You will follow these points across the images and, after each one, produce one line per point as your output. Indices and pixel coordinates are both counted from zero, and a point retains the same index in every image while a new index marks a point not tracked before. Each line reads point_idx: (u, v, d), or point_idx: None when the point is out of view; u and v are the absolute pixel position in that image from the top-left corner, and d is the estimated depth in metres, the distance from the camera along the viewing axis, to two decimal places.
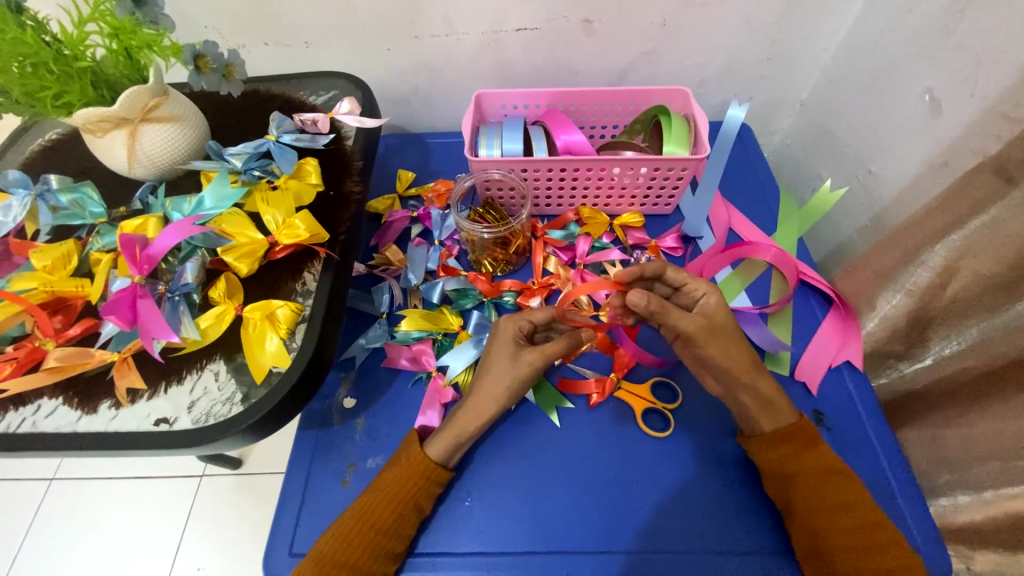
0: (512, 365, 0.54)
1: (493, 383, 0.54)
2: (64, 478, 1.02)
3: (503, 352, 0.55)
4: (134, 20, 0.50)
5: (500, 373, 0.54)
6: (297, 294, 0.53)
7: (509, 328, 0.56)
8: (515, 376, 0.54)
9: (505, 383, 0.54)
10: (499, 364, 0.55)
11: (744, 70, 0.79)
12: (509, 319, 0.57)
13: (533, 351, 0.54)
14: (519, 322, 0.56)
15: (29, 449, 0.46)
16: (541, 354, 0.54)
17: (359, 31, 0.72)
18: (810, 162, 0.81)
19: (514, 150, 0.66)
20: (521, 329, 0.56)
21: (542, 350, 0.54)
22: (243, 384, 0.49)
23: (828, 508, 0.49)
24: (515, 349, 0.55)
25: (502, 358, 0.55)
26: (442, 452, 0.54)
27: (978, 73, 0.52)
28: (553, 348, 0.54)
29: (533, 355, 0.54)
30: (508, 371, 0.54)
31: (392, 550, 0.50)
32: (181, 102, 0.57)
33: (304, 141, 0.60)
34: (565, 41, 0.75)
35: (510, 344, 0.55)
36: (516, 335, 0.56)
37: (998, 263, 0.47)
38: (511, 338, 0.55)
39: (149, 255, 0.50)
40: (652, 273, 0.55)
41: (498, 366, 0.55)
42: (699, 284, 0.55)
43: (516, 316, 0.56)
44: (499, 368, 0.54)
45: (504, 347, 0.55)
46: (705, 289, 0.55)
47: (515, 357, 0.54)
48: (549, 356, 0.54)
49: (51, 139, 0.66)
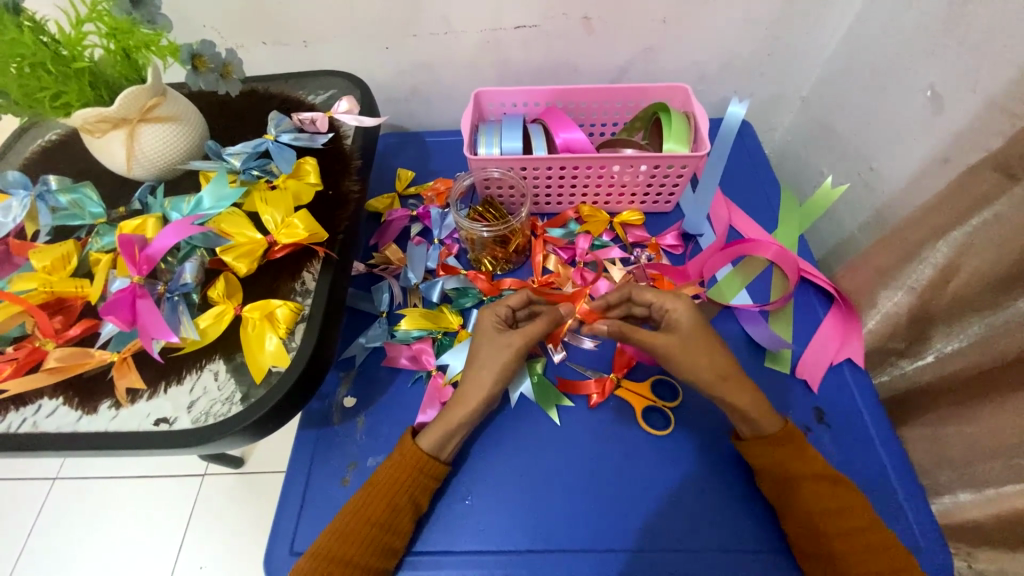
0: (494, 350, 0.55)
1: (477, 368, 0.55)
2: (67, 477, 1.02)
3: (483, 337, 0.56)
4: (131, 19, 0.49)
5: (483, 358, 0.55)
6: (297, 294, 0.53)
7: (488, 318, 0.57)
8: (498, 359, 0.54)
9: (489, 366, 0.54)
10: (481, 349, 0.55)
11: (745, 66, 0.78)
12: (487, 309, 0.58)
13: (513, 333, 0.55)
14: (497, 309, 0.57)
15: (30, 449, 0.46)
16: (522, 335, 0.55)
17: (358, 30, 0.72)
18: (811, 158, 0.81)
19: (513, 148, 0.66)
20: (500, 316, 0.57)
21: (523, 331, 0.55)
22: (243, 384, 0.49)
23: (830, 507, 0.49)
24: (495, 334, 0.56)
25: (484, 343, 0.56)
26: (432, 442, 0.53)
27: (980, 69, 0.52)
28: (531, 330, 0.55)
29: (514, 335, 0.55)
30: (489, 353, 0.55)
31: (391, 546, 0.50)
32: (179, 102, 0.57)
33: (303, 141, 0.61)
34: (564, 39, 0.74)
35: (491, 331, 0.56)
36: (495, 323, 0.56)
37: (998, 260, 0.47)
38: (490, 325, 0.56)
39: (148, 255, 0.50)
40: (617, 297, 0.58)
41: (481, 352, 0.55)
42: (668, 298, 0.56)
43: (492, 305, 0.57)
44: (481, 354, 0.55)
45: (484, 334, 0.56)
46: (674, 303, 0.56)
47: (495, 339, 0.55)
48: (529, 337, 0.55)
49: (50, 140, 0.66)
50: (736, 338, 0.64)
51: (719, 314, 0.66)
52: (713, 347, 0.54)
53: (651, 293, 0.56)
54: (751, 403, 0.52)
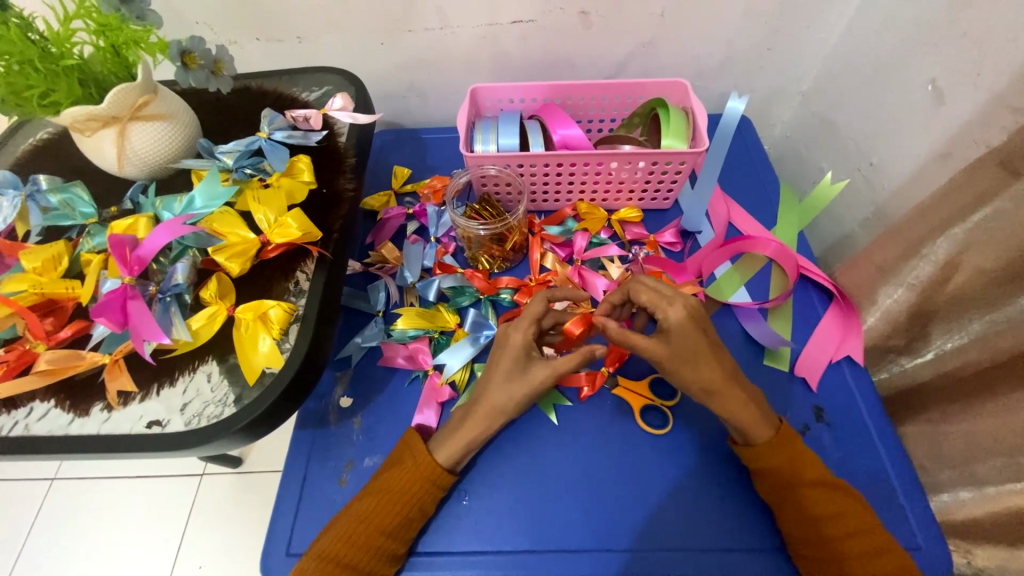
0: (523, 378, 0.53)
1: (501, 395, 0.53)
2: (65, 477, 1.02)
3: (512, 368, 0.53)
4: (120, 16, 0.49)
5: (510, 388, 0.52)
6: (290, 294, 0.52)
7: (519, 338, 0.53)
8: (528, 390, 0.52)
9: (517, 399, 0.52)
10: (508, 379, 0.53)
11: (744, 60, 0.78)
12: (516, 328, 0.54)
13: (543, 367, 0.52)
14: (527, 331, 0.54)
15: (22, 453, 0.46)
16: (553, 370, 0.52)
17: (353, 25, 0.71)
18: (810, 154, 0.80)
19: (509, 145, 0.65)
20: (530, 337, 0.54)
21: (552, 364, 0.52)
22: (237, 385, 0.48)
23: (829, 509, 0.48)
24: (523, 364, 0.53)
25: (511, 374, 0.53)
26: (451, 457, 0.53)
27: (983, 63, 0.51)
28: (562, 365, 0.52)
29: (544, 369, 0.52)
30: (519, 386, 0.53)
31: (393, 552, 0.50)
32: (170, 100, 0.56)
33: (297, 139, 0.60)
34: (561, 34, 0.74)
35: (520, 356, 0.53)
36: (526, 345, 0.53)
37: (1001, 257, 0.46)
38: (520, 350, 0.53)
39: (139, 256, 0.48)
40: (620, 300, 0.56)
41: (506, 377, 0.53)
42: (665, 300, 0.52)
43: (522, 325, 0.54)
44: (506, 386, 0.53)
45: (513, 359, 0.53)
46: (670, 304, 0.51)
47: (526, 371, 0.53)
48: (559, 373, 0.52)
49: (42, 138, 0.65)
50: (735, 336, 0.63)
51: (718, 312, 0.65)
52: (714, 355, 0.51)
53: (645, 296, 0.53)
54: (749, 407, 0.51)
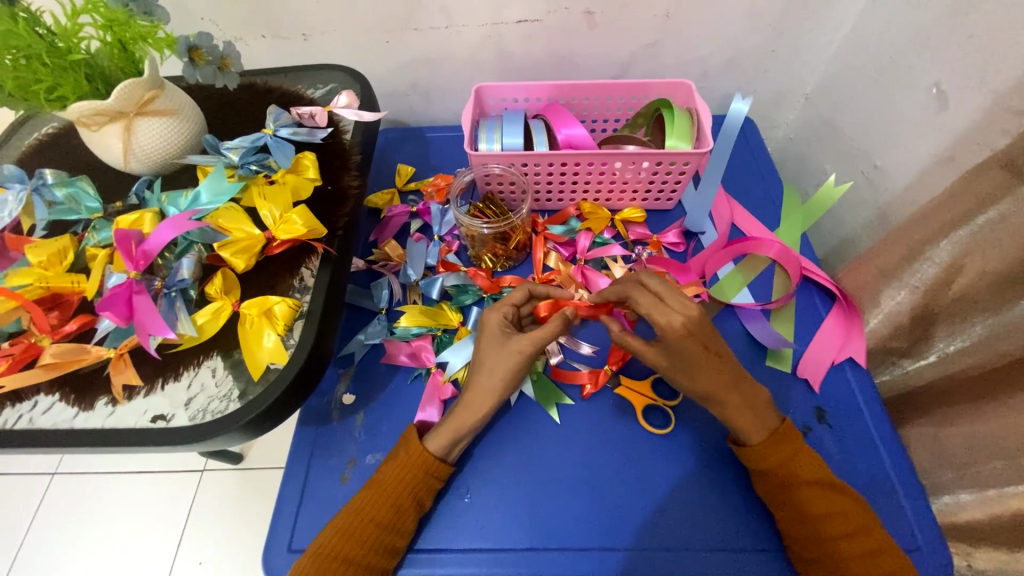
0: (502, 351, 0.53)
1: (487, 375, 0.53)
2: (66, 472, 1.02)
3: (491, 342, 0.54)
4: (127, 11, 0.49)
5: (494, 363, 0.53)
6: (295, 290, 0.53)
7: (494, 318, 0.55)
8: (508, 363, 0.53)
9: (499, 373, 0.53)
10: (489, 355, 0.54)
11: (749, 61, 0.78)
12: (492, 310, 0.56)
13: (521, 338, 0.53)
14: (503, 310, 0.56)
15: (26, 447, 0.46)
16: (530, 338, 0.52)
17: (358, 23, 0.71)
18: (813, 156, 0.81)
19: (514, 144, 0.65)
20: (506, 316, 0.56)
21: (530, 336, 0.53)
22: (241, 381, 0.48)
23: (830, 510, 0.48)
24: (502, 337, 0.54)
25: (491, 347, 0.54)
26: (442, 445, 0.53)
27: (987, 67, 0.51)
28: (539, 333, 0.52)
29: (523, 341, 0.53)
30: (500, 357, 0.53)
31: (392, 546, 0.50)
32: (177, 95, 0.56)
33: (302, 136, 0.61)
34: (566, 34, 0.74)
35: (497, 333, 0.55)
36: (502, 324, 0.55)
37: (1003, 259, 0.47)
38: (496, 327, 0.55)
39: (144, 251, 0.48)
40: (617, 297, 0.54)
41: (487, 354, 0.54)
42: (663, 311, 0.49)
43: (497, 305, 0.56)
44: (491, 361, 0.54)
45: (492, 335, 0.55)
46: (667, 315, 0.49)
47: (505, 343, 0.54)
48: (536, 341, 0.52)
49: (47, 133, 0.65)
50: (737, 337, 0.64)
51: (720, 313, 0.66)
52: (717, 360, 0.50)
53: (644, 301, 0.50)
54: (751, 406, 0.51)
